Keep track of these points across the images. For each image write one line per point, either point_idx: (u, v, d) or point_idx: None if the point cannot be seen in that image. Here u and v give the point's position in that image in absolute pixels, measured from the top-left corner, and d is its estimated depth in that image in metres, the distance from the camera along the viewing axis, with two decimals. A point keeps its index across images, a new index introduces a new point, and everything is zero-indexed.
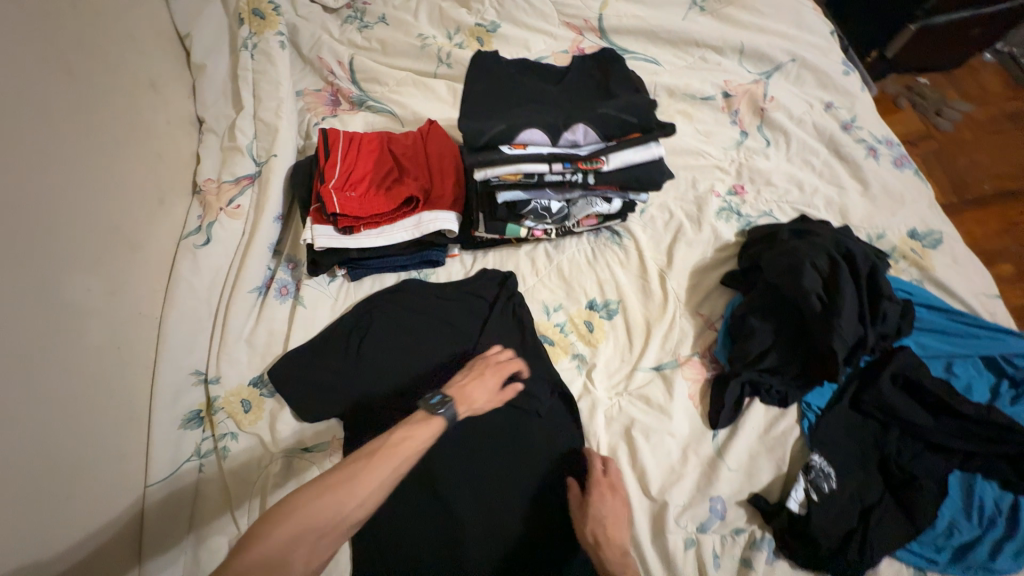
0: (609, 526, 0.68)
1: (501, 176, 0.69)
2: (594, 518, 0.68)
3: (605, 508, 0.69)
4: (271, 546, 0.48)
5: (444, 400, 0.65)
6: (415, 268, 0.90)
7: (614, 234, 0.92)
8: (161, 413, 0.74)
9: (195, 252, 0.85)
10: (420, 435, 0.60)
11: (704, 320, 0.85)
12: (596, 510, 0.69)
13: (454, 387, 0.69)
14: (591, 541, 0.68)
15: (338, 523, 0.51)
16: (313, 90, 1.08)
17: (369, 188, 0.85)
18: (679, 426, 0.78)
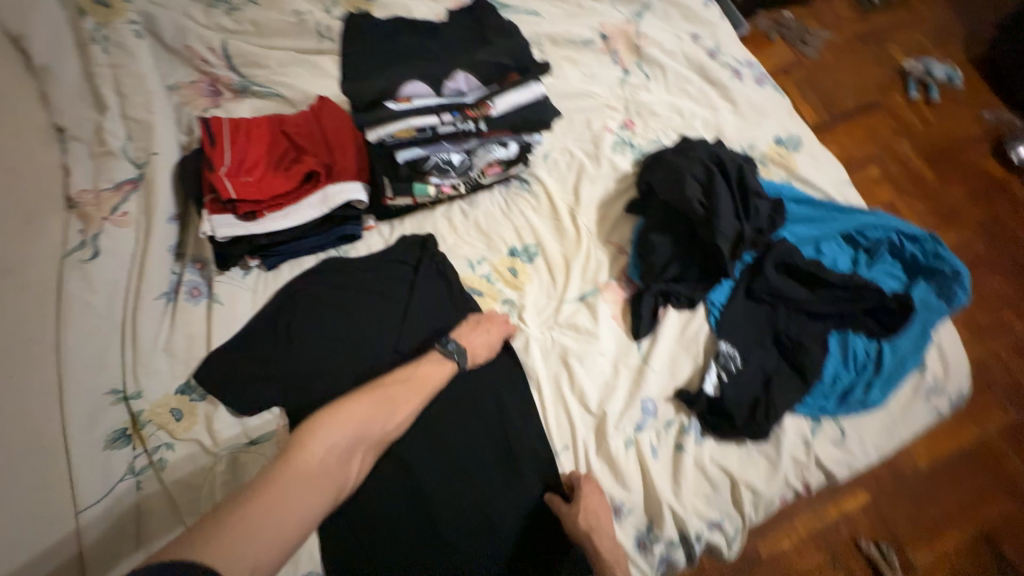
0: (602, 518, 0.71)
1: (394, 135, 0.71)
2: (585, 509, 0.71)
3: (591, 498, 0.72)
4: (337, 445, 0.61)
5: (460, 349, 0.77)
6: (333, 246, 0.89)
7: (523, 182, 0.96)
8: (78, 438, 0.69)
9: (83, 268, 0.79)
10: (439, 370, 0.75)
11: (615, 247, 0.92)
12: (585, 501, 0.72)
13: (463, 336, 0.79)
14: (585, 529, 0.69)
15: (379, 433, 0.67)
16: (187, 83, 1.01)
17: (265, 171, 0.82)
18: (606, 345, 0.85)
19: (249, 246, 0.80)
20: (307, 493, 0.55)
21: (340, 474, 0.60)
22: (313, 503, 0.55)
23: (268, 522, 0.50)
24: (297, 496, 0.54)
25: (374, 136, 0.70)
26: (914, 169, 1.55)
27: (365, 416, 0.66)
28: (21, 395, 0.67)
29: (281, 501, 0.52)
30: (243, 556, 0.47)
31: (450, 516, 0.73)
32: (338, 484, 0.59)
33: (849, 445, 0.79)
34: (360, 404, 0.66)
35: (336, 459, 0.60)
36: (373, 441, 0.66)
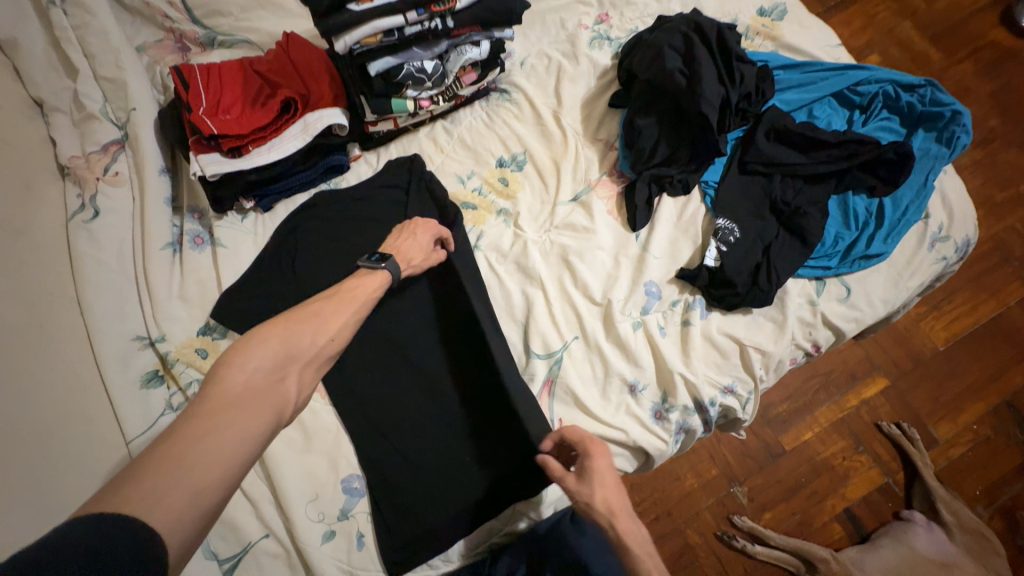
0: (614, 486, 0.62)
1: (362, 41, 0.70)
2: (598, 486, 0.62)
3: (602, 465, 0.63)
4: (258, 371, 0.50)
5: (384, 257, 0.73)
6: (323, 180, 0.89)
7: (502, 92, 0.95)
8: (116, 379, 0.73)
9: (88, 227, 0.81)
10: (371, 283, 0.69)
11: (604, 144, 0.92)
12: (597, 478, 0.62)
13: (390, 247, 0.76)
14: (604, 511, 0.61)
15: (313, 352, 0.56)
16: (154, 43, 0.98)
17: (243, 107, 0.82)
18: (605, 238, 0.86)
19: (240, 184, 0.81)
20: (237, 425, 0.45)
21: (275, 393, 0.50)
22: (248, 427, 0.46)
23: (194, 454, 0.41)
24: (224, 424, 0.44)
25: (341, 45, 0.69)
26: (917, 48, 1.47)
27: (289, 335, 0.56)
28: (51, 346, 0.70)
29: (206, 431, 0.43)
30: (170, 498, 0.38)
31: (473, 410, 0.78)
32: (276, 411, 0.49)
33: (855, 301, 0.81)
34: (279, 324, 0.56)
35: (263, 382, 0.50)
36: (308, 359, 0.56)
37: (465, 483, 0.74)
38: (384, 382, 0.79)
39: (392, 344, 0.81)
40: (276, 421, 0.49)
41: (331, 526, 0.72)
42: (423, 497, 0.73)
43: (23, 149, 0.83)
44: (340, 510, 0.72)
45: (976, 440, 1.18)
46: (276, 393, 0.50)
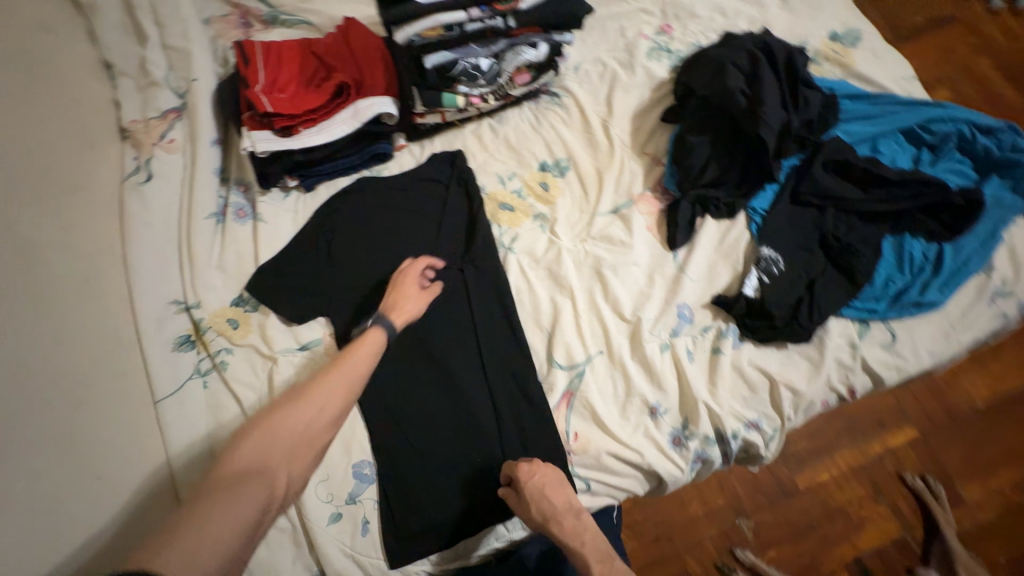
0: (549, 491, 0.68)
1: (423, 35, 0.70)
2: (533, 503, 0.67)
3: (532, 487, 0.68)
4: (248, 460, 0.57)
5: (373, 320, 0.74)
6: (367, 166, 0.90)
7: (553, 96, 0.94)
8: (151, 338, 0.76)
9: (140, 189, 0.84)
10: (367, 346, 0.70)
11: (650, 158, 0.89)
12: (531, 498, 0.67)
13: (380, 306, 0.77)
14: (542, 518, 0.67)
15: (303, 432, 0.61)
16: (220, 16, 1.01)
17: (298, 88, 0.83)
18: (641, 255, 0.84)
19: (287, 163, 0.82)
20: (225, 509, 0.50)
21: (263, 476, 0.56)
22: (235, 508, 0.51)
23: (181, 535, 0.47)
24: (212, 509, 0.50)
25: (401, 36, 0.69)
26: (993, 86, 1.39)
27: (285, 416, 0.61)
28: (96, 303, 0.73)
29: (197, 522, 0.48)
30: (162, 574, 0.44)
31: (489, 413, 0.77)
32: (264, 493, 0.54)
33: (899, 349, 0.77)
34: (276, 412, 0.61)
35: (251, 465, 0.56)
36: (300, 438, 0.61)
37: (473, 484, 0.74)
38: (405, 373, 0.79)
39: (416, 338, 0.80)
40: (266, 502, 0.54)
41: (338, 509, 0.73)
42: (429, 492, 0.73)
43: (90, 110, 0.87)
44: (349, 494, 0.73)
45: (1009, 508, 1.11)
46: (264, 475, 0.56)
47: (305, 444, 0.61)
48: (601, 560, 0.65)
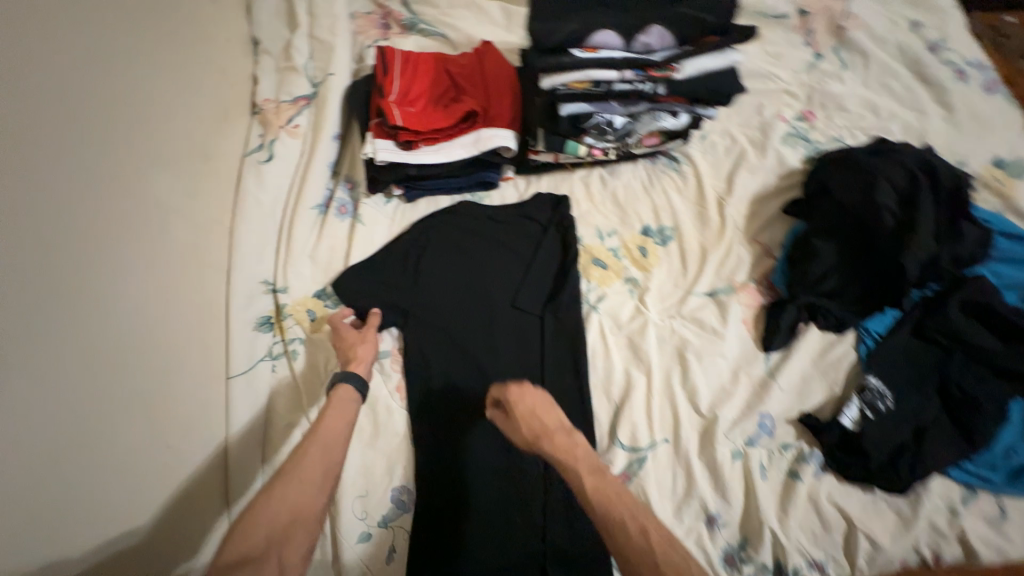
0: (535, 412, 0.64)
1: (568, 85, 0.69)
2: (523, 421, 0.64)
3: (523, 405, 0.65)
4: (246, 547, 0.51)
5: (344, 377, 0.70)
6: (470, 190, 0.90)
7: (672, 160, 0.90)
8: (238, 315, 0.78)
9: (260, 168, 0.87)
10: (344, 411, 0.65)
11: (761, 248, 0.84)
12: (521, 415, 0.64)
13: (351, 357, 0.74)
14: (529, 438, 0.63)
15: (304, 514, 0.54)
16: (364, 14, 1.06)
17: (427, 105, 0.84)
18: (730, 348, 0.79)
19: (398, 174, 0.83)
20: None
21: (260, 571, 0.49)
22: None
23: None
24: None
25: (547, 83, 0.69)
26: None
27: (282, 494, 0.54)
28: (198, 273, 0.77)
29: None
30: None
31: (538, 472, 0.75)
32: None
33: (1008, 530, 0.67)
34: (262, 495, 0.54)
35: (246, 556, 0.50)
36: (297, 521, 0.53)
37: (507, 542, 0.71)
38: (463, 409, 0.78)
39: (482, 376, 0.79)
40: None
41: (369, 529, 0.72)
42: (460, 538, 0.72)
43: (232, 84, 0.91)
44: (382, 517, 0.73)
45: None
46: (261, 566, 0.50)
47: (290, 514, 0.54)
48: (592, 470, 0.58)
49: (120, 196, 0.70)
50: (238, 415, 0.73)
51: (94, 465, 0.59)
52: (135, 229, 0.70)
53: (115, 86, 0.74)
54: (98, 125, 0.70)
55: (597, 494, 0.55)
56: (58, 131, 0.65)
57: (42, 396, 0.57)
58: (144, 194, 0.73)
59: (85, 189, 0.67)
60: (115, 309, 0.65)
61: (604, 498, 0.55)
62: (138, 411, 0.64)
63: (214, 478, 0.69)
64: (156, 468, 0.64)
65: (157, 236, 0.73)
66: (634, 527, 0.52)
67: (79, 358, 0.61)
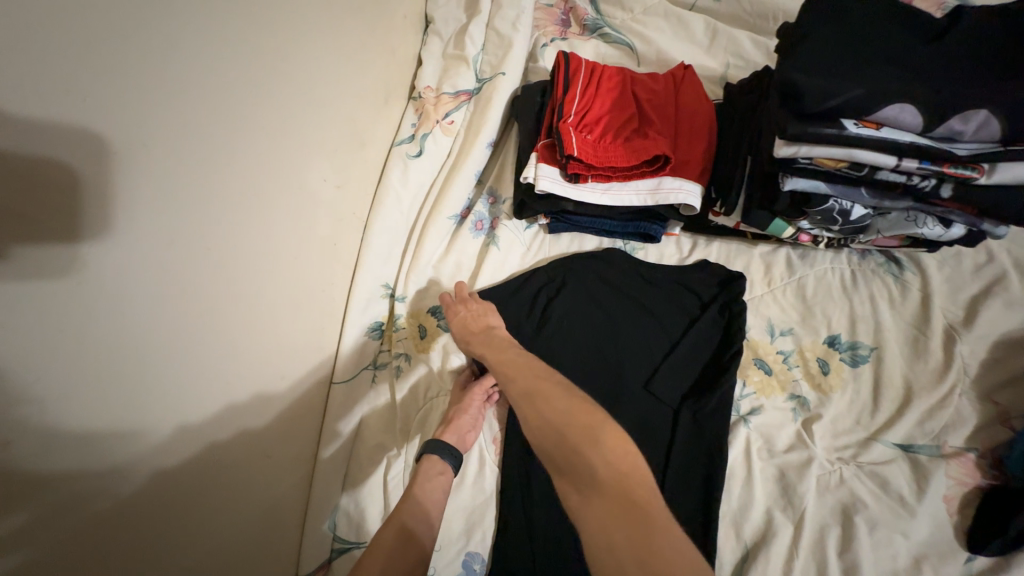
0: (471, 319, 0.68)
1: (814, 159, 0.53)
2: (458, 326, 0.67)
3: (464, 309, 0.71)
4: None
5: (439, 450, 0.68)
6: (623, 238, 0.78)
7: (892, 262, 0.71)
8: (355, 319, 0.73)
9: (407, 162, 0.79)
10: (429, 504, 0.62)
11: (996, 410, 0.63)
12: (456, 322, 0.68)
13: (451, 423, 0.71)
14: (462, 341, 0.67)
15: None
16: (545, 5, 0.94)
17: (606, 133, 0.72)
18: (919, 529, 0.61)
19: (554, 208, 0.74)
20: None
21: None
22: None
23: None
24: None
25: (784, 153, 0.53)
26: None
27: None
28: (330, 267, 0.70)
29: None
30: None
31: None
32: None
33: None
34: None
35: None
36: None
37: None
38: None
39: None
40: None
41: None
42: None
43: (400, 62, 0.84)
44: None
45: None
46: None
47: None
48: (495, 348, 0.63)
49: (232, 190, 0.49)
50: (332, 427, 0.70)
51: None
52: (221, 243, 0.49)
53: (311, 19, 0.59)
54: (248, 78, 0.50)
55: (501, 370, 0.59)
56: (248, 62, 0.50)
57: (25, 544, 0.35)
58: (293, 178, 0.59)
59: (167, 186, 0.42)
60: (245, 299, 0.53)
61: (512, 372, 0.58)
62: (243, 437, 0.56)
63: (299, 487, 0.67)
64: (241, 494, 0.57)
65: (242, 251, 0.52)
66: (522, 385, 0.55)
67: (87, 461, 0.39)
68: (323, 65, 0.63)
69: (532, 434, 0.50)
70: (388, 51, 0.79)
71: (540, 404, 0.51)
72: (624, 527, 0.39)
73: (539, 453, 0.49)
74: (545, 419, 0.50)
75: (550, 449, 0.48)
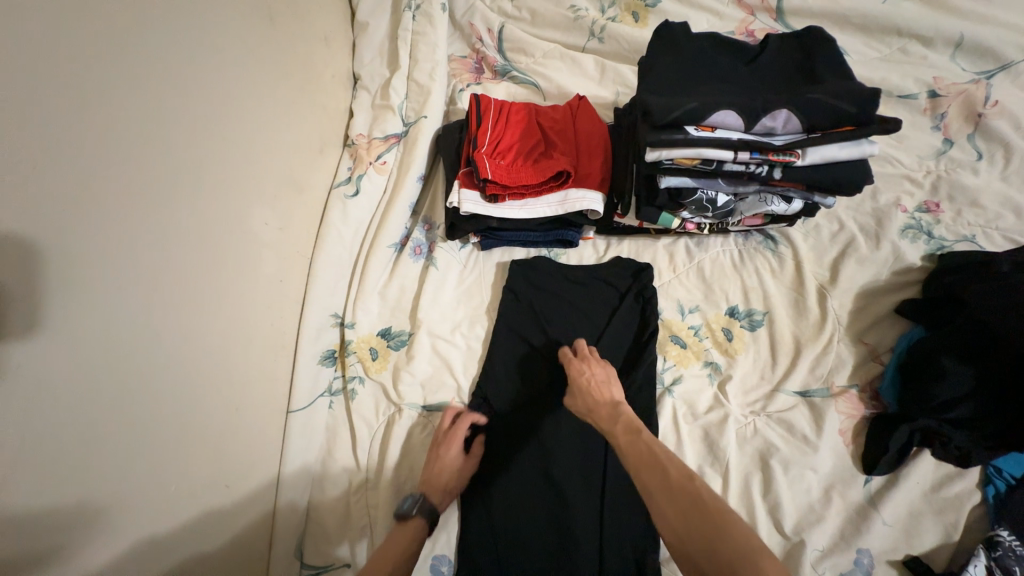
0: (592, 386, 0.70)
1: (675, 160, 0.64)
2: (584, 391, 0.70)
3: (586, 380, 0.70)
4: None
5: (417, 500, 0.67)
6: (546, 246, 0.88)
7: (768, 240, 0.84)
8: (306, 347, 0.78)
9: (345, 202, 0.87)
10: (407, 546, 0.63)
11: (867, 350, 0.75)
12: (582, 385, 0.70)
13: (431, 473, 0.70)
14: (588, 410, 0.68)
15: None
16: (459, 57, 1.07)
17: (517, 158, 0.83)
18: (823, 461, 0.70)
19: (480, 226, 0.83)
20: None
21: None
22: None
23: None
24: None
25: (652, 156, 0.64)
26: None
27: None
28: (278, 302, 0.75)
29: None
30: None
31: (589, 565, 0.69)
32: None
33: None
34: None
35: None
36: None
37: None
38: (516, 482, 0.74)
39: (541, 448, 0.75)
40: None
41: None
42: None
43: (331, 115, 0.93)
44: None
45: None
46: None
47: None
48: (625, 433, 0.62)
49: (177, 236, 0.54)
50: (293, 456, 0.73)
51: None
52: (129, 313, 0.48)
53: (243, 86, 0.68)
54: (180, 139, 0.55)
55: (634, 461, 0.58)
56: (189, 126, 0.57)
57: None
58: (234, 226, 0.65)
59: (69, 241, 0.42)
60: (194, 335, 0.57)
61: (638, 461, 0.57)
62: (201, 472, 0.58)
63: (262, 520, 0.68)
64: (200, 534, 0.58)
65: (175, 297, 0.54)
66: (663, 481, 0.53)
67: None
68: (256, 124, 0.70)
69: (678, 534, 0.49)
70: (318, 108, 0.89)
71: (690, 504, 0.50)
72: None
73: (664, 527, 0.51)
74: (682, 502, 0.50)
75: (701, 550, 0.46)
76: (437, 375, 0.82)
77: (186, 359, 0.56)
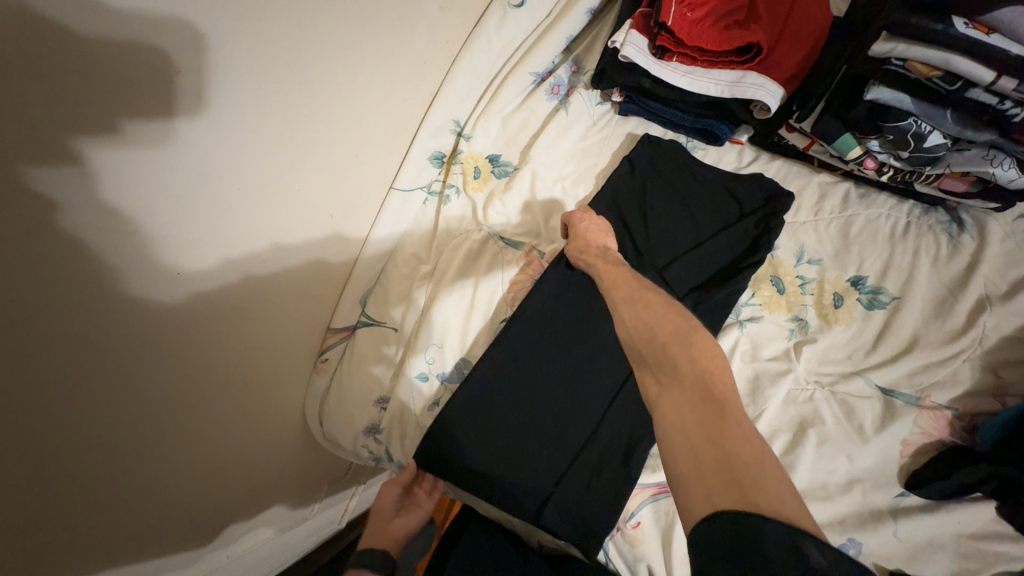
0: (589, 234, 0.70)
1: (907, 62, 0.55)
2: (583, 234, 0.72)
3: (583, 228, 0.71)
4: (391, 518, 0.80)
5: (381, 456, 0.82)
6: (686, 133, 0.83)
7: (953, 223, 0.72)
8: (422, 141, 0.79)
9: (507, 11, 0.79)
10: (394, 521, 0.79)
11: (995, 384, 0.64)
12: (581, 231, 0.71)
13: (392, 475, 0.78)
14: (575, 249, 0.70)
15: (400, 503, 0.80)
16: None
17: (708, 16, 0.72)
18: (865, 456, 0.64)
19: (633, 81, 0.77)
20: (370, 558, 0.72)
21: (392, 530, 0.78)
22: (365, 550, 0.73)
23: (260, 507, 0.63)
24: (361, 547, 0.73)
25: (881, 49, 0.56)
26: None
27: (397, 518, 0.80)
28: (417, 86, 0.74)
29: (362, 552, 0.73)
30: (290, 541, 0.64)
31: (587, 429, 0.71)
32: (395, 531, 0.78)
33: None
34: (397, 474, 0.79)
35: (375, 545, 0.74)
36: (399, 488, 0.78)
37: (520, 473, 0.70)
38: (554, 335, 0.75)
39: (588, 317, 0.76)
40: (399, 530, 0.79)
41: (428, 373, 0.75)
42: (496, 439, 0.71)
43: None
44: (443, 374, 0.75)
45: None
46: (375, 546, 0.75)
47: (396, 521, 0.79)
48: (608, 264, 0.64)
49: None
50: (378, 233, 0.78)
51: (71, 454, 0.46)
52: (288, 22, 0.49)
53: None
54: None
55: (637, 329, 0.52)
56: None
57: (47, 391, 0.41)
58: None
59: None
60: (342, 76, 0.59)
61: (655, 329, 0.50)
62: (313, 205, 0.64)
63: (344, 268, 0.76)
64: (299, 260, 0.66)
65: (336, 27, 0.55)
66: (685, 355, 0.46)
67: (104, 324, 0.44)
68: None
69: (633, 340, 0.51)
70: None
71: (657, 322, 0.51)
72: (697, 412, 0.41)
73: (628, 347, 0.52)
74: (652, 318, 0.51)
75: (656, 359, 0.48)
76: (525, 215, 0.83)
77: (324, 91, 0.58)
